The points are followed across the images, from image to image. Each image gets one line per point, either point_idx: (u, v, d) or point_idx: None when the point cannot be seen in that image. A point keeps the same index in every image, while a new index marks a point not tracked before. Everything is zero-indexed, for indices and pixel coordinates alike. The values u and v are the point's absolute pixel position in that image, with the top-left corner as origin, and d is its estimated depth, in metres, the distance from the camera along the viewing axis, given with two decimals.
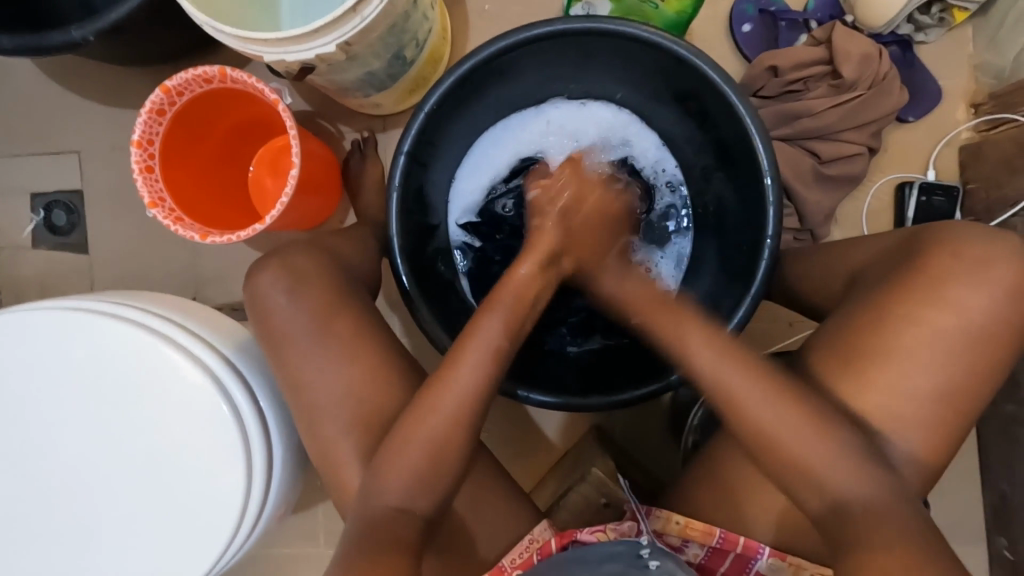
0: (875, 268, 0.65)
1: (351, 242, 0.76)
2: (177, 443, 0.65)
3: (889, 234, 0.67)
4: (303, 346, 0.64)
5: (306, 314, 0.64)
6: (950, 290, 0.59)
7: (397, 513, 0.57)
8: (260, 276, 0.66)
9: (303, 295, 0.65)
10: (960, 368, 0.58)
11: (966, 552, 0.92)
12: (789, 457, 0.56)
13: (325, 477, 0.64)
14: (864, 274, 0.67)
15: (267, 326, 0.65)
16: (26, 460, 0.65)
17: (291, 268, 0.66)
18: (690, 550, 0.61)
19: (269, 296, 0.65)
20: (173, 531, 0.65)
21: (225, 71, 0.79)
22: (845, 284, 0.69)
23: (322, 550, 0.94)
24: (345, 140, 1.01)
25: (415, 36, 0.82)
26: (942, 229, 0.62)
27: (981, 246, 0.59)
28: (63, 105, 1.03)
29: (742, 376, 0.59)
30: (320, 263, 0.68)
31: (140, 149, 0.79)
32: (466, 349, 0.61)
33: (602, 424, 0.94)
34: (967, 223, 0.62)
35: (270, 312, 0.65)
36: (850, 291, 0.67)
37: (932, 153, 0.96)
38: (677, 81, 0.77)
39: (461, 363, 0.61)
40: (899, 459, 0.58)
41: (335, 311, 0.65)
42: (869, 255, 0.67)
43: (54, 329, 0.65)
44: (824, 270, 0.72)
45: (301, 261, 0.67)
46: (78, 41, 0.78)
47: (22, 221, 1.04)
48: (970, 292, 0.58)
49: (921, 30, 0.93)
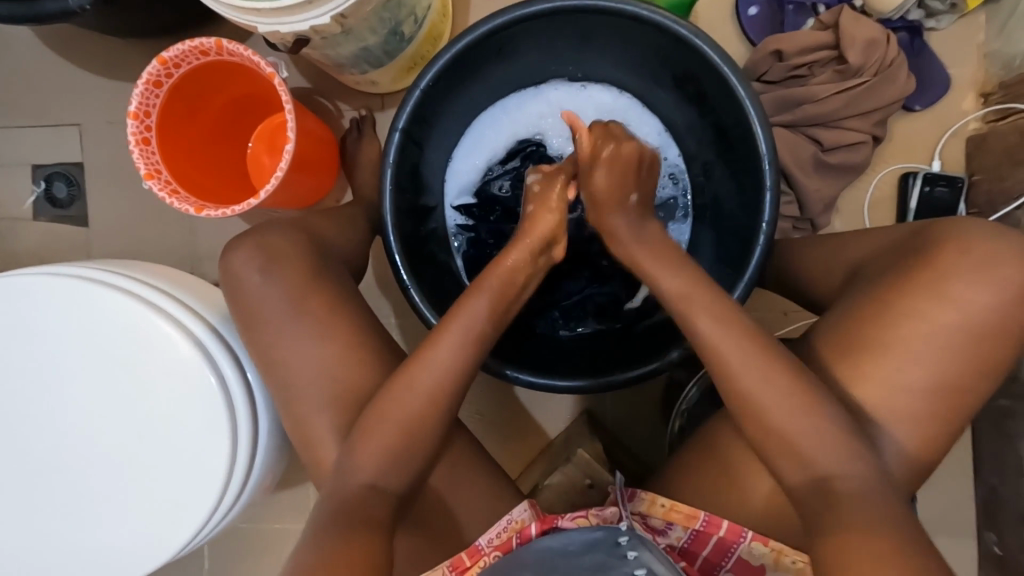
0: (873, 261, 0.65)
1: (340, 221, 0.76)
2: (165, 412, 0.65)
3: (894, 228, 0.66)
4: (283, 321, 0.64)
5: (282, 289, 0.64)
6: (941, 279, 0.58)
7: (372, 491, 0.58)
8: (237, 249, 0.66)
9: (289, 270, 0.65)
10: (950, 359, 0.57)
11: (955, 546, 0.92)
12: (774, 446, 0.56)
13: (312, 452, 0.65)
14: (861, 267, 0.66)
15: (243, 306, 0.65)
16: (18, 423, 0.66)
17: (272, 240, 0.66)
18: (673, 533, 0.60)
19: (242, 275, 0.65)
20: (159, 499, 0.66)
21: (222, 43, 0.78)
22: (845, 278, 0.68)
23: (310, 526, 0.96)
24: (343, 118, 1.00)
25: (413, 12, 0.81)
26: (952, 227, 0.60)
27: (988, 247, 0.58)
28: (63, 77, 1.03)
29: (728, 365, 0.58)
30: (299, 244, 0.67)
31: (137, 120, 0.78)
32: (447, 325, 0.62)
33: (593, 408, 0.95)
34: (976, 221, 0.60)
35: (244, 292, 0.65)
36: (850, 284, 0.66)
37: (937, 144, 0.94)
38: (677, 63, 0.75)
39: (440, 344, 0.61)
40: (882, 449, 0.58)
41: (311, 286, 0.65)
42: (867, 249, 0.67)
43: (45, 295, 0.65)
44: (824, 262, 0.70)
45: (278, 240, 0.66)
46: (74, 10, 0.77)
47: (23, 193, 1.04)
48: (963, 281, 0.57)
49: (931, 17, 0.91)
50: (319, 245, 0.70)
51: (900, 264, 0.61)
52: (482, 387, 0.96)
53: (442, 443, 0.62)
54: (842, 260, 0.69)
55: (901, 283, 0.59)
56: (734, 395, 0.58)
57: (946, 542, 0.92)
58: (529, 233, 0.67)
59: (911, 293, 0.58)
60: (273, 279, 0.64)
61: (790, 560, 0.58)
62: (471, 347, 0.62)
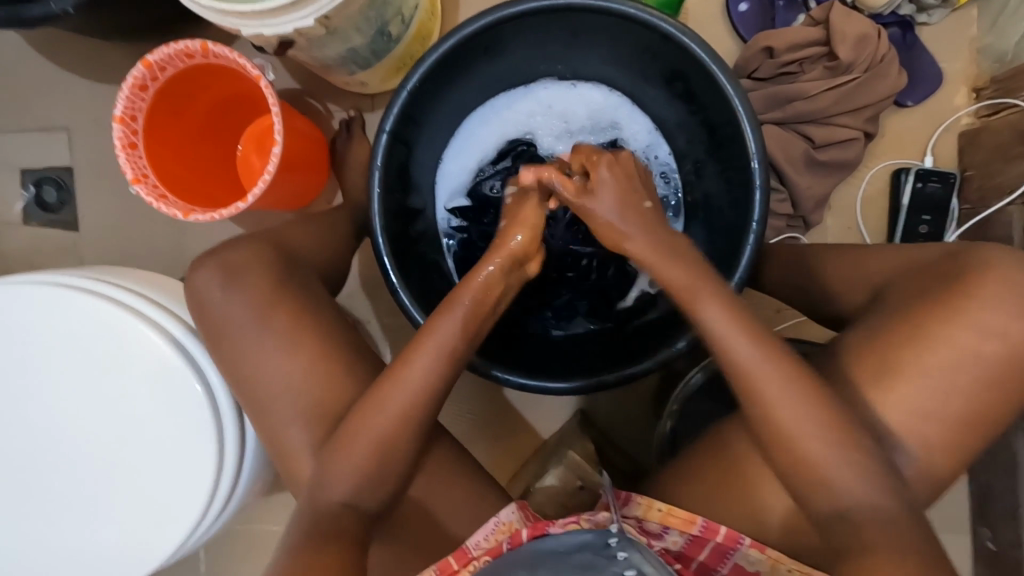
0: (898, 280, 0.63)
1: (321, 232, 0.76)
2: (152, 420, 0.65)
3: (925, 247, 0.64)
4: (248, 333, 0.63)
5: (250, 301, 0.64)
6: (964, 304, 0.57)
7: (342, 509, 0.58)
8: (202, 266, 0.65)
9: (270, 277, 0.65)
10: (943, 357, 0.57)
11: (949, 542, 0.92)
12: None
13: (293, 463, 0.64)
14: (885, 285, 0.64)
15: (208, 327, 0.64)
16: (7, 431, 0.66)
17: (233, 258, 0.66)
18: (669, 537, 0.59)
19: (206, 295, 0.64)
20: (148, 505, 0.66)
21: (207, 46, 0.77)
22: (868, 295, 0.66)
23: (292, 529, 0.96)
24: (333, 119, 0.99)
25: (399, 12, 0.80)
26: (979, 254, 0.59)
27: (1010, 271, 0.57)
28: (51, 80, 1.02)
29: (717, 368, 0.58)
30: (261, 253, 0.67)
31: (122, 125, 0.78)
32: (448, 306, 0.62)
33: (587, 408, 0.94)
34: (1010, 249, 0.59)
35: (213, 311, 0.64)
36: (873, 302, 0.64)
37: (929, 140, 0.93)
38: (666, 61, 0.75)
39: (415, 357, 0.60)
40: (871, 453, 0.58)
41: (280, 296, 0.65)
42: (893, 264, 0.65)
43: (31, 303, 0.65)
44: (845, 275, 0.69)
45: (239, 257, 0.66)
46: (57, 14, 0.77)
47: (12, 197, 1.04)
48: (984, 301, 0.57)
49: (923, 11, 0.91)
50: (287, 253, 0.70)
51: (928, 286, 0.59)
52: (476, 388, 0.96)
53: (421, 452, 0.62)
54: (863, 279, 0.67)
55: (925, 302, 0.58)
56: None
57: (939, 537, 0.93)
58: (500, 250, 0.64)
59: (934, 314, 0.57)
60: (233, 295, 0.64)
61: (786, 569, 0.57)
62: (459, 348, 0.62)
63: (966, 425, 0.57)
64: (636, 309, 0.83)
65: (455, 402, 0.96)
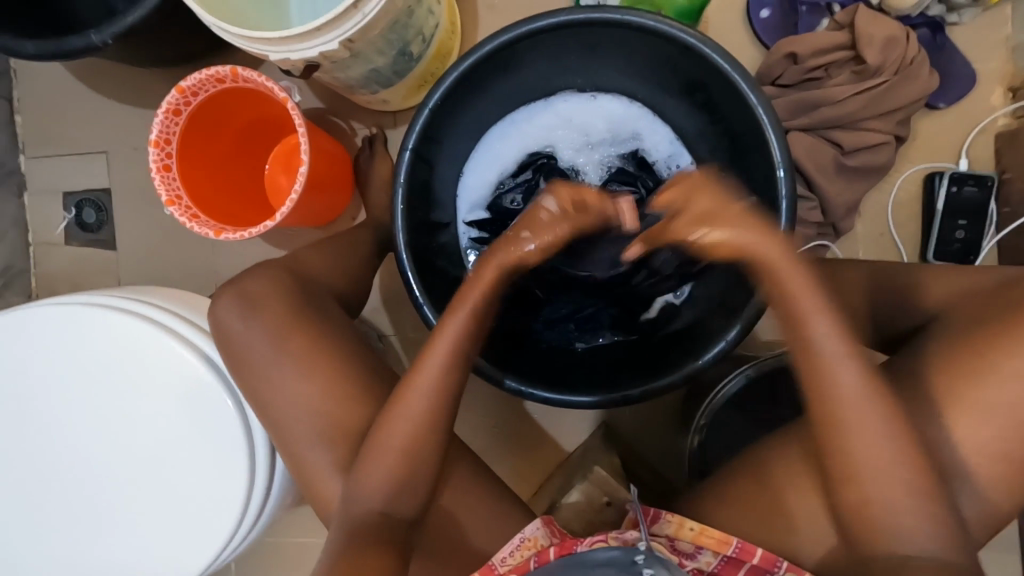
0: (957, 306, 0.60)
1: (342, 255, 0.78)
2: (186, 436, 0.67)
3: (985, 273, 0.61)
4: (269, 360, 0.65)
5: (265, 332, 0.65)
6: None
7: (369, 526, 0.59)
8: (220, 300, 0.67)
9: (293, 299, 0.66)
10: (988, 370, 0.54)
11: (997, 561, 0.88)
12: None
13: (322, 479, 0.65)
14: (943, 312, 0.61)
15: (229, 353, 0.66)
16: (50, 447, 0.69)
17: (253, 286, 0.68)
18: (703, 558, 0.58)
19: (226, 324, 0.66)
20: (182, 519, 0.67)
21: (236, 71, 0.80)
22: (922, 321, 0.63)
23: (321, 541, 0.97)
24: (357, 137, 1.01)
25: (420, 31, 0.82)
26: None
27: None
28: (91, 107, 1.07)
29: None
30: (279, 285, 0.68)
31: (157, 148, 0.81)
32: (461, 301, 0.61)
33: (610, 421, 0.94)
34: None
35: (231, 340, 0.66)
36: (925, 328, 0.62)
37: (964, 142, 0.90)
38: (687, 71, 0.74)
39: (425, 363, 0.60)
40: None
41: (296, 323, 0.66)
42: (945, 291, 0.63)
43: (71, 323, 0.68)
44: (892, 294, 0.66)
45: (258, 286, 0.67)
46: (97, 45, 0.80)
47: (56, 219, 1.08)
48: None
49: (953, 10, 0.88)
50: (303, 281, 0.71)
51: (991, 312, 0.56)
52: (500, 401, 0.96)
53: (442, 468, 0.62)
54: (916, 300, 0.64)
55: (984, 322, 0.56)
56: None
57: (987, 556, 0.88)
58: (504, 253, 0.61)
59: (986, 336, 0.55)
60: (254, 325, 0.65)
61: None
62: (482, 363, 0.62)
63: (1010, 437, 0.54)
64: (661, 321, 0.83)
65: (479, 415, 0.96)
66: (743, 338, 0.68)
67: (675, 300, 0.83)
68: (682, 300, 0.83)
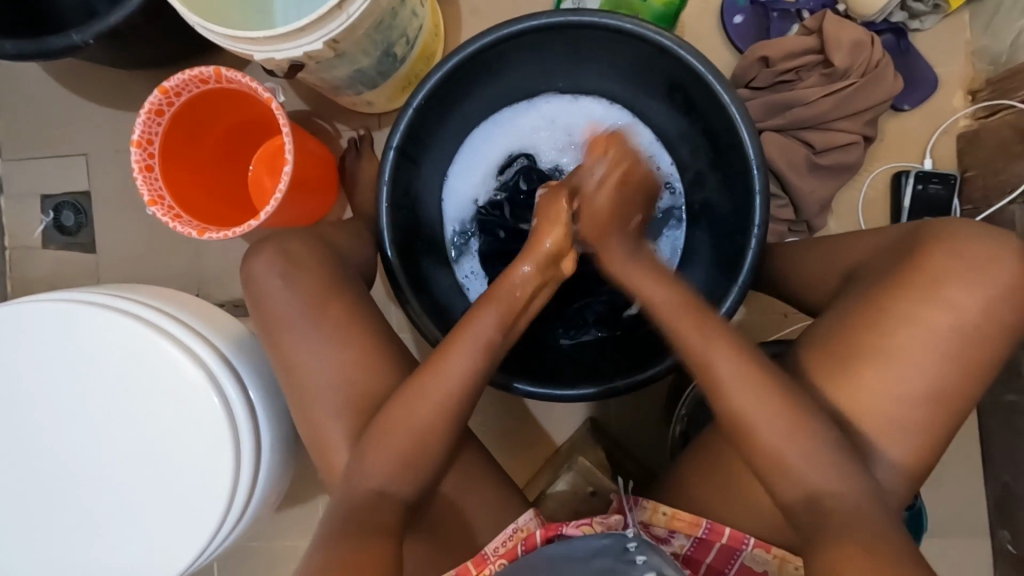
0: (870, 262, 0.64)
1: None
2: (167, 432, 0.67)
3: (888, 230, 0.66)
4: (301, 324, 0.65)
5: (298, 295, 0.65)
6: (936, 283, 0.57)
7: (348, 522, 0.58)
8: (257, 255, 0.67)
9: (275, 294, 0.66)
10: (948, 357, 0.57)
11: (968, 546, 0.91)
12: (768, 459, 0.56)
13: (316, 460, 0.66)
14: (857, 268, 0.65)
15: (260, 307, 0.66)
16: (28, 446, 0.68)
17: (291, 245, 0.68)
18: (676, 541, 0.59)
19: (263, 279, 0.67)
20: (164, 516, 0.67)
21: (220, 71, 0.80)
22: (841, 279, 0.67)
23: (298, 543, 0.97)
24: (341, 138, 1.02)
25: (404, 33, 0.83)
26: (940, 228, 0.60)
27: (977, 243, 0.58)
28: (69, 109, 1.06)
29: (722, 383, 0.58)
30: (313, 249, 0.69)
31: (140, 148, 0.81)
32: (458, 341, 0.63)
33: (597, 416, 0.95)
34: (960, 221, 0.61)
35: (261, 292, 0.66)
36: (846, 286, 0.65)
37: (929, 142, 0.94)
38: (666, 72, 0.76)
39: (452, 351, 0.62)
40: (895, 469, 0.57)
41: (328, 295, 0.66)
42: (865, 249, 0.66)
43: (51, 320, 0.67)
44: (818, 264, 0.70)
45: (292, 246, 0.68)
46: (78, 45, 0.80)
47: (33, 223, 1.07)
48: (960, 283, 0.57)
49: (915, 17, 0.93)
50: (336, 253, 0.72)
51: (896, 266, 0.60)
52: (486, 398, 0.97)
53: (450, 456, 0.63)
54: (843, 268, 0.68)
55: (896, 278, 0.59)
56: (730, 415, 0.58)
57: (957, 541, 0.91)
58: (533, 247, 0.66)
59: (905, 297, 0.58)
60: (292, 286, 0.66)
61: (793, 566, 0.57)
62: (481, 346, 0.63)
63: (959, 413, 0.58)
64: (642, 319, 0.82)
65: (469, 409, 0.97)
66: None
67: None
68: None
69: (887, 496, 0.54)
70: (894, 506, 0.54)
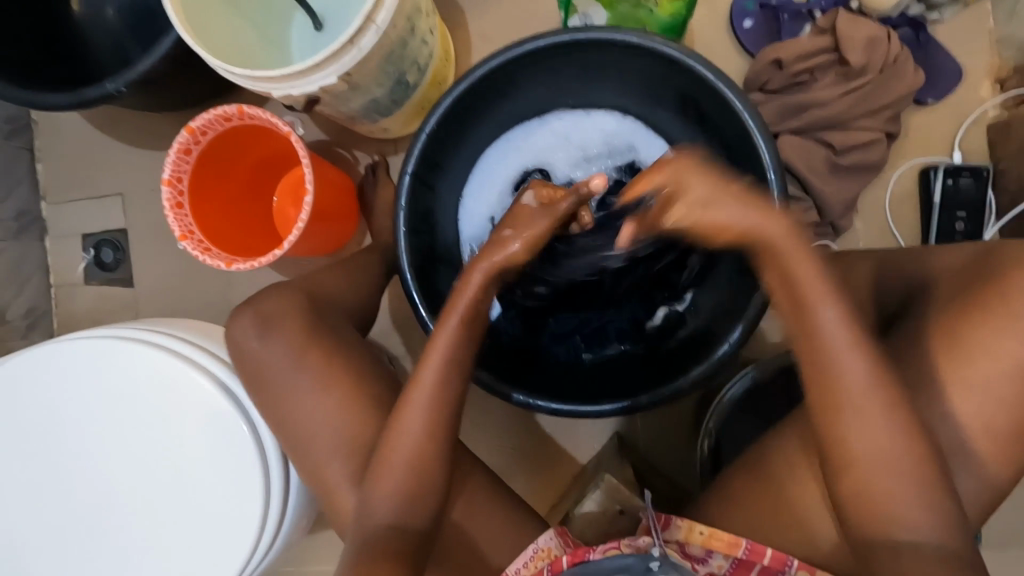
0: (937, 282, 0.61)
1: (347, 278, 0.80)
2: (201, 459, 0.69)
3: (961, 248, 0.62)
4: (283, 375, 0.67)
5: (283, 346, 0.67)
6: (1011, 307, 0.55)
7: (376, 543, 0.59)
8: (237, 319, 0.69)
9: (284, 330, 0.68)
10: (983, 355, 0.55)
11: None
12: None
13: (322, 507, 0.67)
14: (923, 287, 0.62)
15: (246, 368, 0.68)
16: (74, 477, 0.71)
17: (266, 306, 0.70)
18: (714, 561, 0.57)
19: (244, 344, 0.68)
20: (201, 544, 0.69)
21: (243, 109, 0.84)
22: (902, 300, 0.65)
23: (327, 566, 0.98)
24: (360, 164, 1.05)
25: (415, 61, 0.85)
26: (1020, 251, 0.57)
27: None
28: (106, 152, 1.12)
29: None
30: None
31: (171, 187, 0.85)
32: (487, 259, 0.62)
33: (623, 431, 0.94)
34: None
35: (246, 357, 0.68)
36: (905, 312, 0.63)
37: (956, 135, 0.91)
38: (677, 82, 0.76)
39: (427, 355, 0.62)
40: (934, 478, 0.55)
41: (310, 340, 0.68)
42: (936, 265, 0.63)
43: (90, 354, 0.70)
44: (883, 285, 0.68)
45: (271, 304, 0.70)
46: (112, 93, 0.85)
47: (76, 261, 1.13)
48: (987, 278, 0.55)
49: (934, 9, 0.90)
50: (317, 303, 0.73)
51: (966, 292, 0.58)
52: (511, 416, 0.97)
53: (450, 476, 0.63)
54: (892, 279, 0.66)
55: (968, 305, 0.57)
56: None
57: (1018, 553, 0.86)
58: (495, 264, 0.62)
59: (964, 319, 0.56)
60: (270, 341, 0.68)
61: None
62: (497, 269, 0.63)
63: (1001, 416, 0.55)
64: (666, 329, 0.82)
65: (492, 428, 0.97)
66: (746, 339, 0.69)
67: (679, 307, 0.82)
68: (685, 306, 0.82)
69: (926, 509, 0.52)
70: (936, 520, 0.52)
